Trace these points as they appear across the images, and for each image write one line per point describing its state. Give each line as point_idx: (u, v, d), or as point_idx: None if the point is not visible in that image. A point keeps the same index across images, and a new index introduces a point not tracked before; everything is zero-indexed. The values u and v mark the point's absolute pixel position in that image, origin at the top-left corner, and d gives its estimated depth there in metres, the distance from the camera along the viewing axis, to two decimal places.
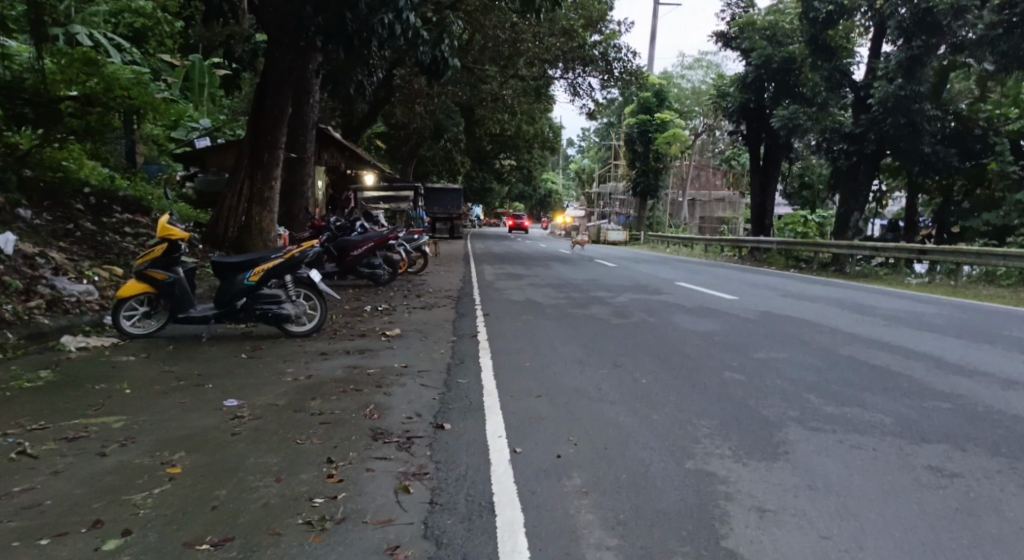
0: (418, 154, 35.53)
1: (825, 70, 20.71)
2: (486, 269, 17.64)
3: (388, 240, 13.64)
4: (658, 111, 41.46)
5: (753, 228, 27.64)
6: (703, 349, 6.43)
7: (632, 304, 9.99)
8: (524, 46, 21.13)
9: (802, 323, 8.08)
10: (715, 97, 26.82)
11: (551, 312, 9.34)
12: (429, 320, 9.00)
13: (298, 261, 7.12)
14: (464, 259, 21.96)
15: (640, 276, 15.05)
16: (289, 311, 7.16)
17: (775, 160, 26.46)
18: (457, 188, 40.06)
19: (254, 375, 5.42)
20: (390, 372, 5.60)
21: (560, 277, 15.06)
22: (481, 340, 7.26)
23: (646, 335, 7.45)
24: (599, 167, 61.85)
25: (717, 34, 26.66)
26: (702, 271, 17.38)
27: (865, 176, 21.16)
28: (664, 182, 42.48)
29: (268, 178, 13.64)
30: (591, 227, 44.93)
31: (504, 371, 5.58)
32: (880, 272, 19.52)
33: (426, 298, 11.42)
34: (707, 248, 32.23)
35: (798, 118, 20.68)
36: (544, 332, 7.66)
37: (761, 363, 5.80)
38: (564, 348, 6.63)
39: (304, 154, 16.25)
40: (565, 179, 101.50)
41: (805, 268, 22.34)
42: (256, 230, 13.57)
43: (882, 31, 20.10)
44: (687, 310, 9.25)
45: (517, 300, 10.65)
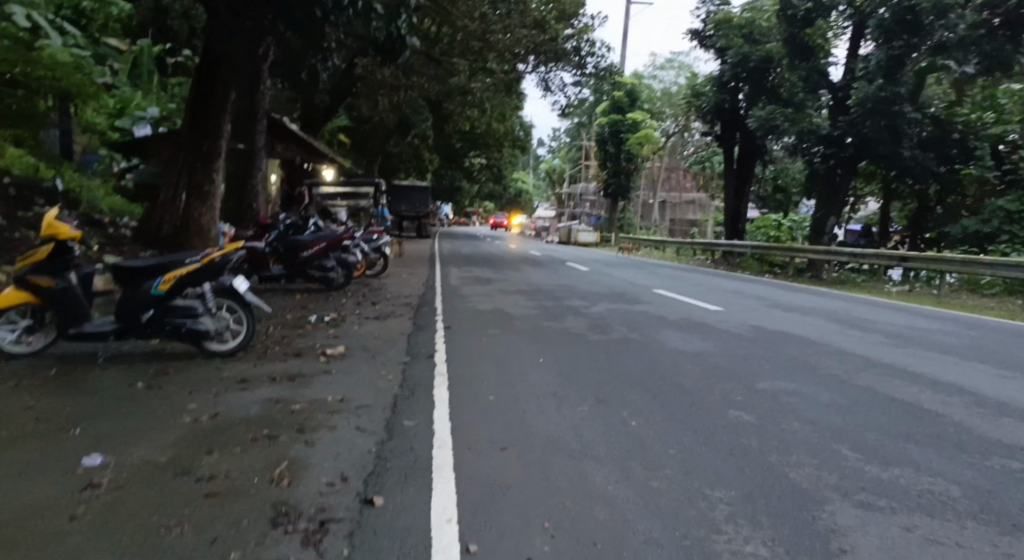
0: (384, 150, 34.26)
1: (802, 71, 20.10)
2: (451, 272, 16.53)
3: (342, 240, 12.49)
4: (630, 112, 40.81)
5: (726, 232, 27.03)
6: (700, 378, 5.45)
7: (609, 316, 9.03)
8: (493, 37, 20.14)
9: (801, 342, 7.19)
10: (689, 97, 26.33)
11: (519, 325, 8.32)
12: (382, 334, 7.90)
13: (219, 268, 6.00)
14: (429, 261, 20.84)
15: (615, 282, 14.12)
16: (206, 327, 6.02)
17: (750, 162, 25.87)
18: (425, 186, 38.86)
19: (143, 414, 4.29)
20: (319, 410, 4.52)
21: (530, 282, 14.03)
22: (437, 362, 6.19)
23: (628, 356, 6.46)
24: (570, 168, 61.23)
25: (694, 33, 26.21)
26: (679, 276, 16.56)
27: (842, 181, 20.57)
28: (635, 183, 41.83)
29: (209, 171, 12.48)
30: (562, 228, 44.09)
31: (461, 410, 4.55)
32: (858, 279, 18.94)
33: (382, 306, 10.30)
34: (679, 251, 31.62)
35: (775, 119, 20.17)
36: (513, 352, 6.63)
37: (772, 399, 4.84)
38: (534, 375, 5.60)
39: (254, 145, 15.13)
40: (535, 180, 100.69)
41: (780, 273, 21.73)
42: (194, 227, 12.35)
43: (862, 32, 19.59)
44: (672, 324, 8.31)
45: (481, 310, 9.60)
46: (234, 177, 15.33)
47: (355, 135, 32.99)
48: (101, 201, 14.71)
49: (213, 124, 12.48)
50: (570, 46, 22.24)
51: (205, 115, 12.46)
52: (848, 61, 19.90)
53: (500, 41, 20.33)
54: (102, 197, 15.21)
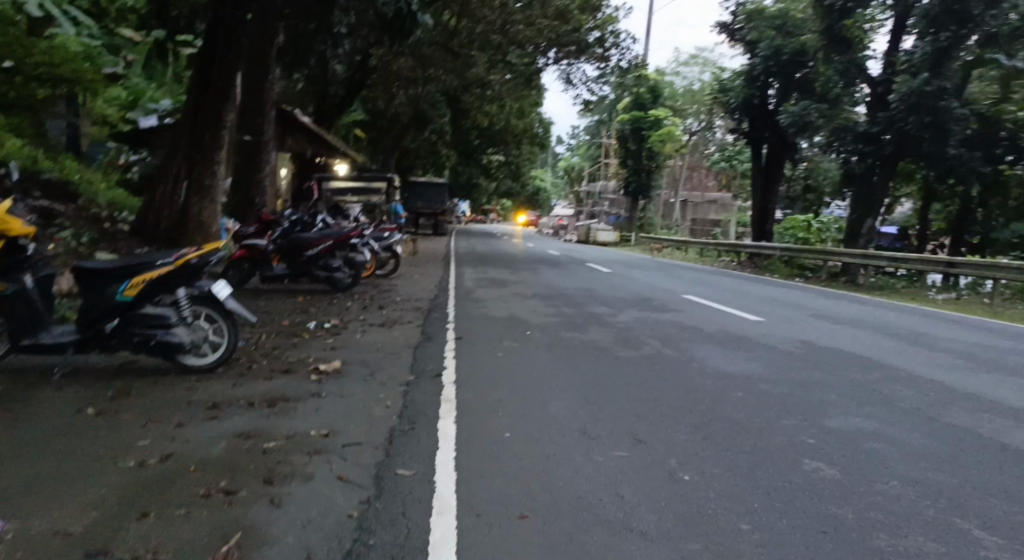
0: (400, 145, 33.59)
1: (840, 64, 19.01)
2: (467, 273, 15.72)
3: (350, 238, 11.72)
4: (652, 109, 39.67)
5: (753, 233, 25.89)
6: (757, 411, 4.56)
7: (638, 327, 8.16)
8: (514, 28, 19.30)
9: (861, 361, 6.25)
10: (715, 92, 25.32)
11: (537, 335, 7.46)
12: (385, 345, 7.06)
13: (196, 271, 5.21)
14: (444, 260, 20.05)
15: (640, 285, 13.23)
16: (179, 339, 5.21)
17: (779, 161, 24.84)
18: (442, 182, 38.13)
19: (73, 455, 3.46)
20: (296, 451, 3.68)
21: (549, 284, 13.18)
22: (446, 382, 5.37)
23: (665, 376, 5.59)
24: (589, 166, 60.28)
25: (719, 25, 25.36)
26: (707, 280, 15.63)
27: (881, 181, 19.44)
28: (656, 182, 40.79)
29: (209, 164, 11.76)
30: (580, 227, 43.13)
31: (471, 454, 3.71)
32: (897, 285, 17.86)
33: (388, 311, 9.47)
34: (702, 252, 30.59)
35: (810, 114, 19.10)
36: (532, 370, 5.78)
37: (850, 442, 3.95)
38: (556, 402, 4.76)
39: (261, 136, 14.39)
40: (553, 178, 99.51)
41: (812, 277, 20.67)
42: (194, 224, 11.76)
43: (905, 23, 18.47)
44: (709, 337, 7.40)
45: (496, 317, 8.73)
46: (240, 170, 14.55)
47: (371, 130, 32.35)
48: (101, 194, 14.02)
49: (216, 113, 11.68)
50: (592, 37, 20.99)
51: (206, 104, 11.66)
52: (889, 54, 18.77)
53: (520, 31, 19.48)
54: (102, 189, 14.51)
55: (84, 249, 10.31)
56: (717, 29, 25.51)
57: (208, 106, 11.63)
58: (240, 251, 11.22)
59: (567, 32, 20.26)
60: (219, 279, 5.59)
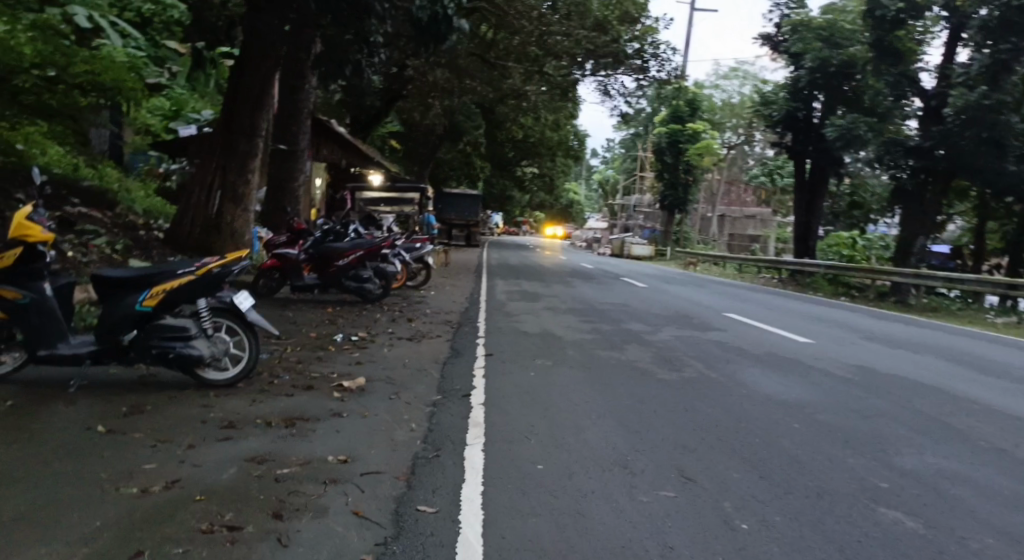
0: (435, 157, 33.63)
1: (891, 76, 18.39)
2: (500, 285, 15.44)
3: (381, 249, 11.52)
4: (690, 122, 39.15)
5: (795, 249, 25.18)
6: (818, 447, 4.15)
7: (679, 347, 7.76)
8: (551, 39, 19.08)
9: (923, 390, 5.78)
10: (756, 105, 24.82)
11: (573, 353, 7.12)
12: (414, 360, 6.79)
13: (216, 281, 5.01)
14: (477, 272, 19.82)
15: (679, 302, 12.78)
16: (199, 353, 4.97)
17: (823, 176, 24.14)
18: (476, 194, 38.08)
19: (72, 481, 3.22)
20: (310, 480, 3.39)
21: (585, 299, 12.81)
22: (475, 403, 5.05)
23: (710, 402, 5.19)
24: (623, 179, 59.84)
25: (761, 37, 24.94)
26: (748, 297, 15.10)
27: (932, 197, 18.67)
28: (693, 196, 40.16)
29: (243, 172, 11.81)
30: (615, 240, 42.65)
31: (502, 489, 3.37)
32: (951, 306, 17.04)
33: (418, 324, 9.23)
34: (741, 267, 29.87)
35: (858, 129, 18.65)
36: (567, 391, 5.43)
37: (927, 487, 3.52)
38: (593, 429, 4.39)
39: (295, 145, 14.35)
40: (587, 191, 99.11)
41: (858, 297, 19.90)
42: (226, 230, 11.85)
43: (959, 34, 17.78)
44: (755, 359, 6.97)
45: (529, 333, 8.42)
46: (274, 179, 14.52)
47: (407, 141, 32.46)
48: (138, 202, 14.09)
49: (250, 121, 11.64)
50: (632, 48, 20.55)
51: (240, 112, 11.61)
52: (942, 66, 18.11)
53: (558, 43, 19.30)
54: (140, 198, 14.62)
55: (118, 256, 10.28)
56: (758, 41, 25.14)
57: (242, 114, 11.59)
58: (272, 260, 11.10)
59: (606, 43, 19.97)
60: (241, 290, 5.38)
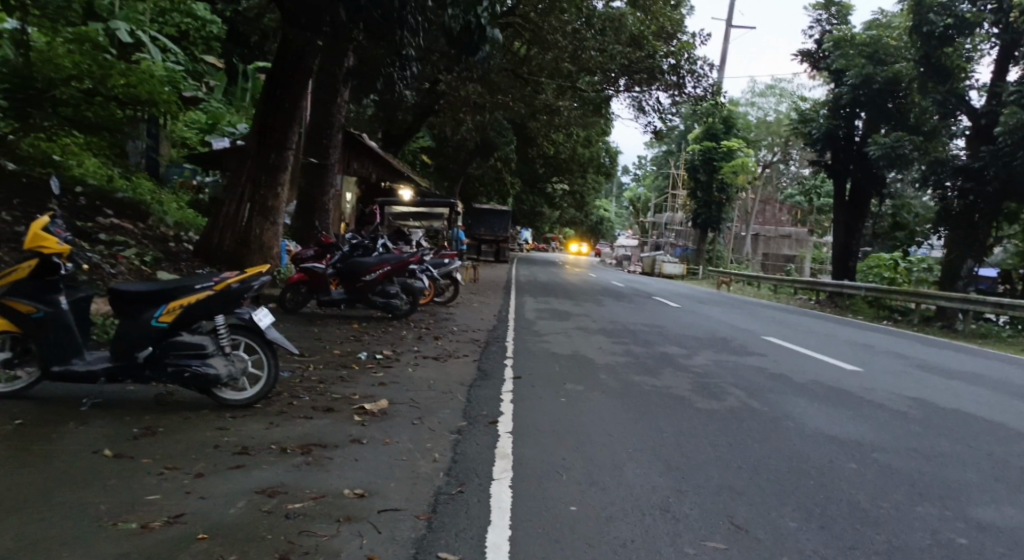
0: (466, 173, 33.65)
1: (938, 94, 17.78)
2: (530, 303, 15.13)
3: (409, 264, 11.33)
4: (725, 140, 38.54)
5: (834, 271, 24.44)
6: (883, 494, 3.73)
7: (718, 372, 7.36)
8: (585, 55, 18.89)
9: (992, 428, 5.29)
10: (794, 122, 24.26)
11: (606, 378, 6.75)
12: (439, 382, 6.49)
13: (235, 297, 4.81)
14: (506, 288, 19.54)
15: (715, 324, 12.34)
16: (215, 372, 4.76)
17: (863, 196, 23.49)
18: (507, 210, 37.95)
19: (68, 514, 2.98)
20: (322, 518, 3.11)
21: (617, 319, 12.44)
22: (501, 430, 4.75)
23: (756, 436, 4.80)
24: (655, 197, 59.34)
25: (800, 53, 24.44)
26: (786, 320, 14.58)
27: (980, 220, 17.93)
28: (727, 215, 39.48)
29: (273, 185, 11.73)
30: (646, 258, 42.09)
31: (533, 535, 3.05)
32: (1002, 333, 16.26)
33: (445, 343, 8.94)
34: (776, 288, 29.18)
35: (903, 147, 18.41)
36: (602, 420, 5.09)
37: (1016, 548, 3.09)
38: (630, 466, 4.05)
39: (327, 159, 14.30)
40: (618, 208, 98.51)
41: (901, 321, 19.16)
42: (256, 245, 11.67)
43: (1011, 51, 17.08)
44: (802, 389, 6.52)
45: (560, 355, 8.07)
46: (305, 192, 14.49)
47: (439, 156, 32.53)
48: (170, 214, 14.14)
49: (281, 134, 11.62)
50: (667, 65, 20.10)
51: (272, 125, 11.58)
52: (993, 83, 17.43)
53: (592, 59, 19.06)
54: (173, 210, 14.69)
55: (146, 268, 10.23)
56: (797, 57, 24.66)
57: (273, 127, 11.56)
58: (299, 274, 11.03)
59: (641, 58, 19.62)
60: (261, 306, 5.17)
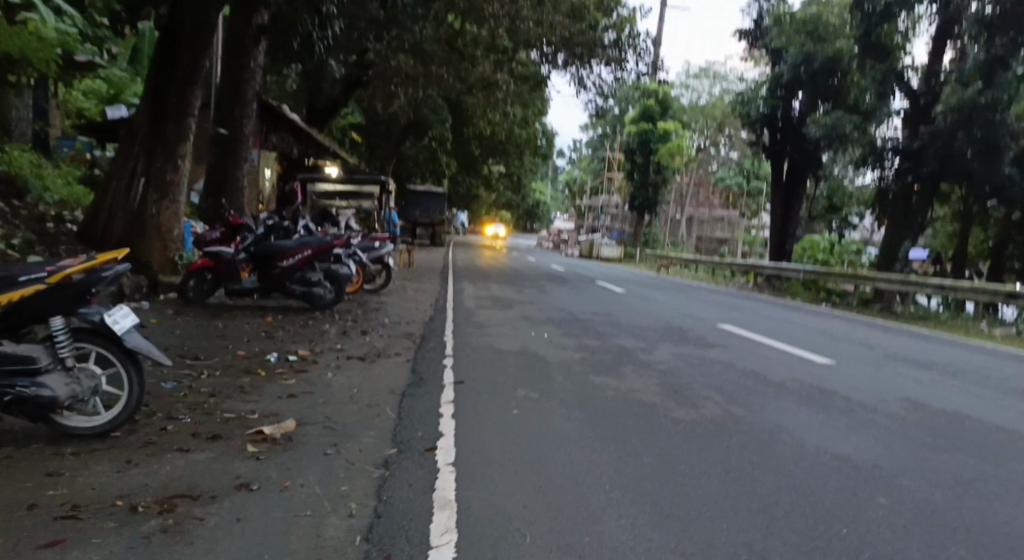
0: (398, 152, 32.16)
1: (877, 73, 17.51)
2: (468, 289, 14.02)
3: (333, 248, 10.09)
4: (661, 121, 38.09)
5: (771, 253, 24.38)
6: (938, 543, 2.84)
7: (687, 370, 6.48)
8: (524, 25, 17.72)
9: (1015, 438, 4.55)
10: (732, 103, 23.95)
11: (560, 381, 5.79)
12: (363, 391, 5.36)
13: (74, 290, 3.57)
14: (442, 273, 18.37)
15: (667, 311, 11.55)
16: (52, 394, 3.48)
17: (800, 178, 23.40)
18: (441, 191, 36.68)
19: None
20: None
21: (564, 307, 11.48)
22: (440, 462, 3.70)
23: (753, 459, 3.92)
24: (591, 179, 58.97)
25: (739, 31, 24.03)
26: (735, 305, 13.97)
27: (918, 203, 17.87)
28: (663, 197, 39.22)
29: (172, 157, 10.17)
30: (582, 241, 41.59)
31: None
32: (942, 315, 16.23)
33: (372, 338, 7.79)
34: (714, 270, 29.05)
35: (844, 126, 17.83)
36: (565, 445, 4.09)
37: None
38: (611, 514, 3.06)
39: (240, 131, 12.82)
40: (553, 191, 98.05)
41: (840, 303, 19.09)
42: (153, 226, 10.08)
43: (949, 31, 17.02)
44: (781, 390, 5.71)
45: (504, 353, 7.05)
46: (215, 169, 12.93)
47: (369, 134, 30.92)
48: (54, 191, 12.35)
49: (180, 98, 10.11)
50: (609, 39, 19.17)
51: (169, 87, 10.07)
52: (932, 63, 17.39)
53: (531, 30, 17.90)
54: (57, 186, 12.85)
55: (14, 253, 8.64)
56: (736, 37, 24.28)
57: (172, 92, 10.06)
58: (203, 260, 9.65)
59: (581, 31, 18.46)
60: (115, 301, 3.91)
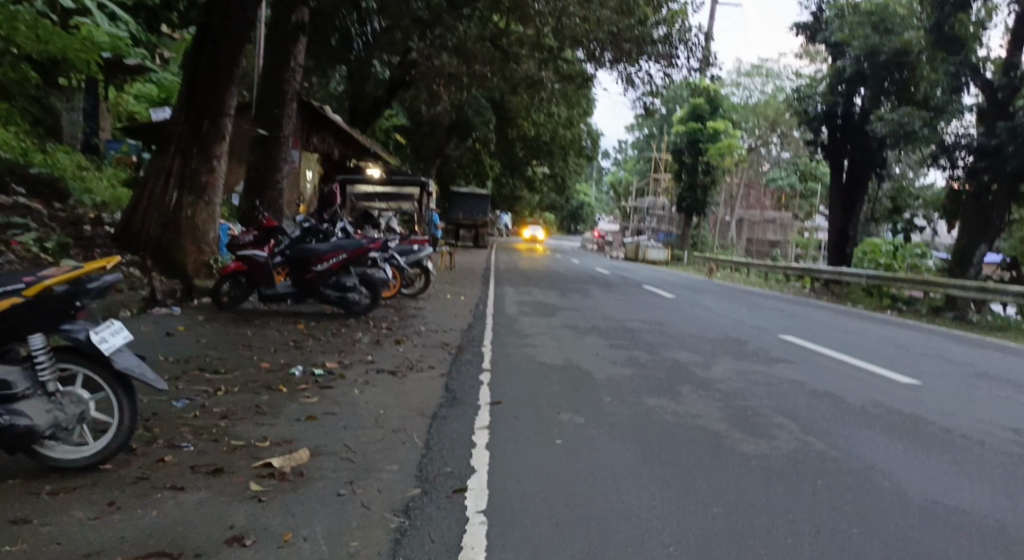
0: (442, 153, 31.91)
1: (950, 65, 16.32)
2: (510, 294, 13.49)
3: (369, 252, 9.68)
4: (710, 121, 36.95)
5: (830, 257, 23.18)
6: None
7: (754, 391, 5.77)
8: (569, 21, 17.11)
9: None
10: (788, 100, 22.90)
11: (610, 402, 5.17)
12: (390, 412, 4.84)
13: (48, 303, 3.12)
14: (484, 277, 17.88)
15: (722, 320, 10.79)
16: (29, 423, 3.05)
17: (862, 178, 22.18)
18: (485, 192, 36.29)
19: None
20: None
21: (612, 314, 10.83)
22: (470, 510, 3.14)
23: (846, 514, 3.24)
24: (637, 181, 57.89)
25: (796, 25, 22.91)
26: (795, 313, 13.08)
27: (995, 205, 16.57)
28: (713, 198, 38.00)
29: (208, 158, 9.93)
30: (628, 244, 40.67)
31: None
32: (1022, 325, 14.98)
33: (406, 349, 7.32)
34: (766, 275, 27.90)
35: (912, 124, 16.74)
36: (618, 489, 3.48)
37: None
38: None
39: (279, 132, 12.57)
40: (598, 192, 96.82)
41: (907, 310, 17.91)
42: (188, 229, 9.88)
43: None
44: (865, 416, 4.97)
45: (546, 367, 6.46)
46: (254, 171, 12.70)
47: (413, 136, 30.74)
48: (96, 194, 12.26)
49: (216, 98, 9.85)
50: (660, 32, 18.35)
51: (205, 86, 9.83)
52: (1011, 54, 16.11)
53: (576, 27, 17.22)
54: (98, 188, 12.77)
55: (46, 256, 8.43)
56: (793, 30, 23.16)
57: (208, 91, 9.82)
58: (236, 263, 9.33)
59: (630, 27, 17.61)
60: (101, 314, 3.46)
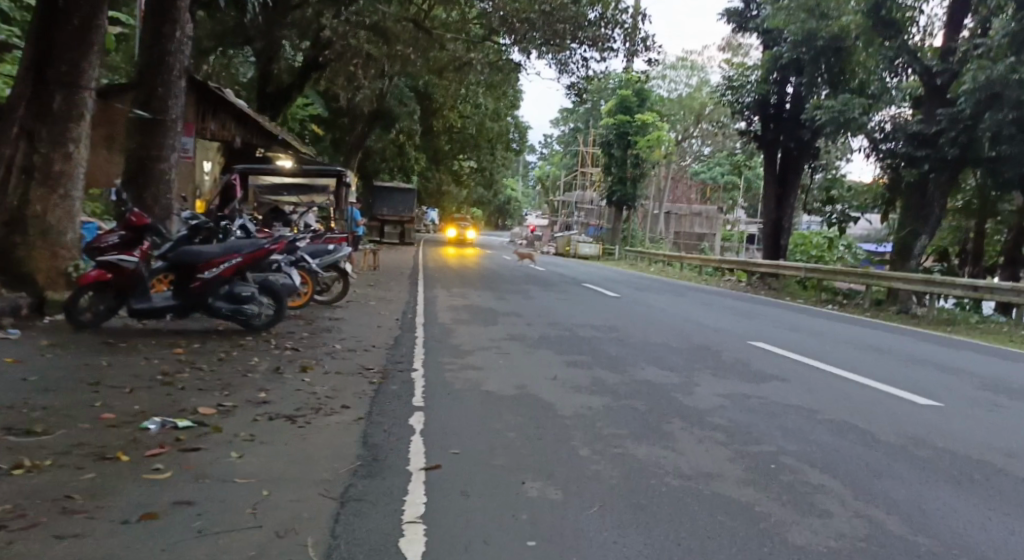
0: (363, 146, 29.96)
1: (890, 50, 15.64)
2: (442, 298, 11.97)
3: (271, 254, 8.00)
4: (638, 113, 36.24)
5: (765, 250, 22.66)
6: None
7: (760, 424, 4.55)
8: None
9: None
10: (719, 89, 22.28)
11: (590, 457, 3.79)
12: (279, 494, 3.29)
13: None
14: (411, 278, 16.25)
15: (679, 324, 9.63)
16: None
17: (795, 169, 21.76)
18: (410, 187, 34.43)
19: None
20: None
21: (558, 320, 9.50)
22: None
23: None
24: (565, 175, 57.09)
25: (725, 12, 22.26)
26: (751, 312, 12.11)
27: (936, 194, 16.14)
28: (642, 191, 37.33)
29: (59, 140, 8.00)
30: (558, 239, 39.57)
31: None
32: (967, 318, 14.58)
33: (312, 379, 5.73)
34: (700, 269, 27.31)
35: (852, 110, 15.74)
36: None
37: None
38: None
39: (164, 113, 10.60)
40: (523, 188, 95.93)
41: (848, 303, 17.44)
42: (36, 228, 7.95)
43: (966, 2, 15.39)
44: (918, 460, 3.77)
45: (493, 400, 5.02)
46: (134, 159, 10.67)
47: (330, 127, 28.64)
48: None
49: (66, 65, 7.95)
50: (594, 15, 15.89)
51: (52, 52, 7.93)
52: (946, 39, 15.79)
53: (506, 6, 15.90)
54: None
55: None
56: (723, 18, 22.47)
57: (58, 56, 7.93)
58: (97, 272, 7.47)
59: (562, 5, 15.69)
60: None
